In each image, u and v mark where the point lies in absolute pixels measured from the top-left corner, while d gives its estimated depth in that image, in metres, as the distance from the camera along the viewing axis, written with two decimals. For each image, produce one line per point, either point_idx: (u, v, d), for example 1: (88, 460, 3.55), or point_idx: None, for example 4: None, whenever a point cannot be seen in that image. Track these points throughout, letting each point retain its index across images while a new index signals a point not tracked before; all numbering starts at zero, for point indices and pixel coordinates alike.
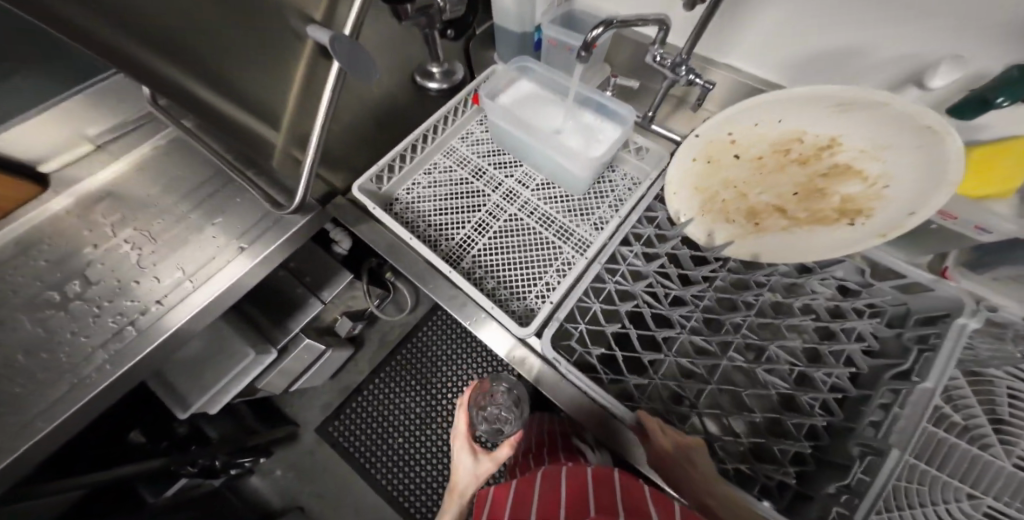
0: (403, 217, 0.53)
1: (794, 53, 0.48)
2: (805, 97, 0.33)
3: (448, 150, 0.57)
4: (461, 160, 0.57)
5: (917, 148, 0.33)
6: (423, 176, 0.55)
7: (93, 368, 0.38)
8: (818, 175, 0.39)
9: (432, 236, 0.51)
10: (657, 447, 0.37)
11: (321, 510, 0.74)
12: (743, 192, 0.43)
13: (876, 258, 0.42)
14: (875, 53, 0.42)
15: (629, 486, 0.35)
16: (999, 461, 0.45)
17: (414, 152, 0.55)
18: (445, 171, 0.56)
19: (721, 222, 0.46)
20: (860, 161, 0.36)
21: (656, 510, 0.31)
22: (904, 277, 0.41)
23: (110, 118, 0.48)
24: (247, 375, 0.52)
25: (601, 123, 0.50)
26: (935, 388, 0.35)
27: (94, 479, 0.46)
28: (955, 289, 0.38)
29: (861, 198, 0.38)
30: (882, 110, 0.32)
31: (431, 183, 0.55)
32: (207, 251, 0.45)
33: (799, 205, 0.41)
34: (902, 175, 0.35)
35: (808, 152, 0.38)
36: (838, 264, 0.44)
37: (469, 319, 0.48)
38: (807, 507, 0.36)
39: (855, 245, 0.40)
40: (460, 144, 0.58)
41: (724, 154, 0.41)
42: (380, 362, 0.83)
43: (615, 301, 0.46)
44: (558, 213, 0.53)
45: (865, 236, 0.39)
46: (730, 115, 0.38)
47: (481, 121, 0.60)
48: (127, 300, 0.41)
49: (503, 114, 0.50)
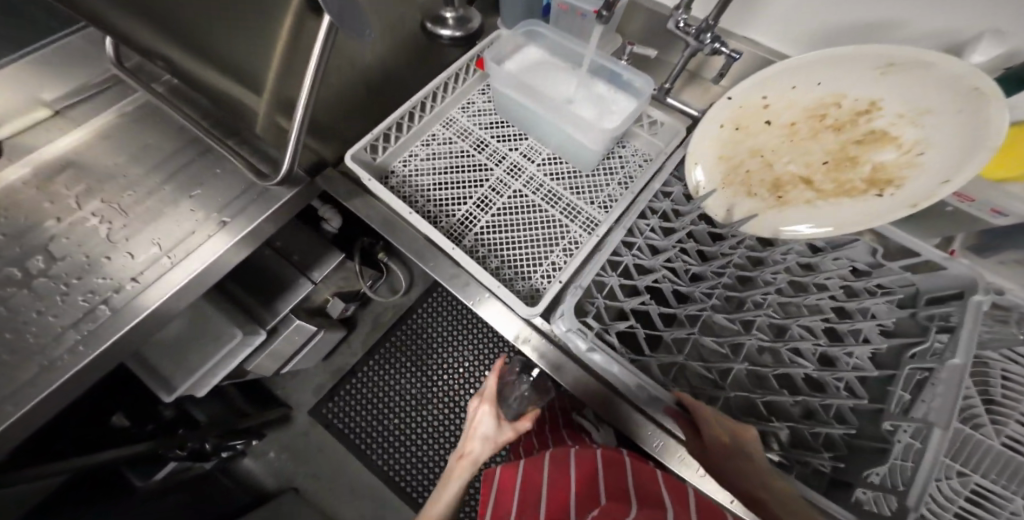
0: (402, 192, 0.49)
1: (818, 35, 0.45)
2: (848, 54, 0.31)
3: (446, 121, 0.53)
4: (461, 132, 0.53)
5: (961, 112, 0.29)
6: (421, 147, 0.51)
7: (65, 349, 0.36)
8: (850, 143, 0.35)
9: (431, 211, 0.48)
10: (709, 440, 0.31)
11: (316, 490, 0.75)
12: (769, 161, 0.39)
13: (886, 235, 0.38)
14: (911, 27, 0.39)
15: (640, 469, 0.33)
16: (989, 440, 0.40)
17: (411, 121, 0.51)
18: (445, 142, 0.52)
19: (742, 195, 0.40)
20: (897, 126, 0.33)
21: (669, 496, 0.29)
22: (917, 255, 0.37)
23: (64, 84, 0.48)
24: (235, 356, 0.52)
25: (615, 94, 0.45)
26: (966, 365, 0.29)
27: (75, 465, 0.46)
28: (969, 266, 0.33)
29: (893, 167, 0.34)
30: (929, 71, 0.29)
31: (430, 155, 0.51)
32: (185, 225, 0.43)
33: (827, 176, 0.37)
34: (941, 141, 0.31)
35: (844, 118, 0.34)
36: (851, 244, 0.39)
37: (471, 299, 0.46)
38: (846, 495, 0.31)
39: (883, 217, 0.35)
40: (460, 113, 0.54)
41: (754, 121, 0.38)
42: (374, 343, 0.82)
43: (633, 275, 0.39)
44: (565, 189, 0.49)
45: (892, 208, 0.35)
46: (769, 73, 0.34)
47: (484, 90, 0.56)
48: (98, 278, 0.40)
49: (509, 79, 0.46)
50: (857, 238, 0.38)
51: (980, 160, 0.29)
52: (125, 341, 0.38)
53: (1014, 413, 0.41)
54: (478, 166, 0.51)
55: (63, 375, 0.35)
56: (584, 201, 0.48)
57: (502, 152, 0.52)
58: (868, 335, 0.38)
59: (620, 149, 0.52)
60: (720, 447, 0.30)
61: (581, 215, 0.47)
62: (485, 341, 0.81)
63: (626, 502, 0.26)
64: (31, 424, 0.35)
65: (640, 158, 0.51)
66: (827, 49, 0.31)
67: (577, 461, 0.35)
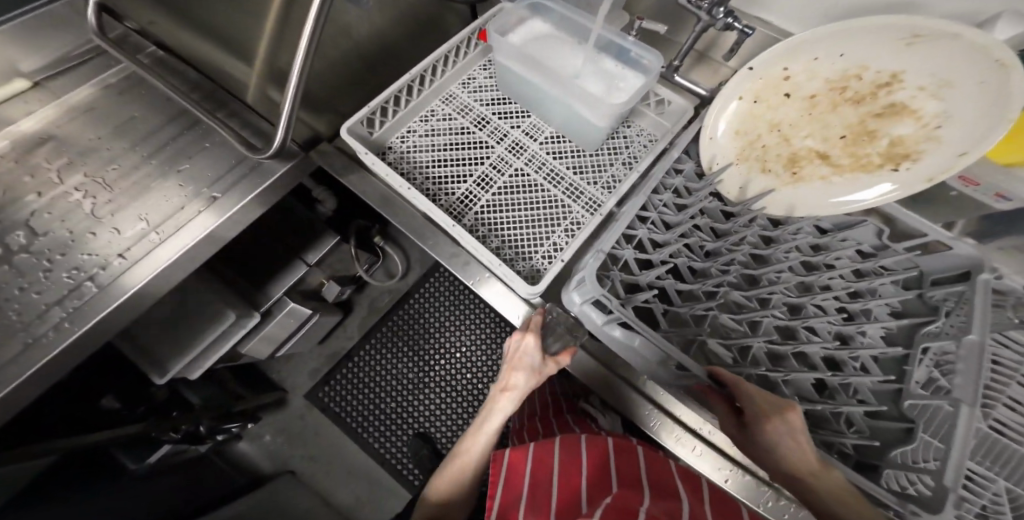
0: (398, 167, 0.47)
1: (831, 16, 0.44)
2: (874, 22, 0.29)
3: (447, 97, 0.52)
4: (461, 109, 0.51)
5: (983, 86, 0.29)
6: (419, 123, 0.50)
7: (50, 327, 0.35)
8: (869, 116, 0.34)
9: (428, 188, 0.46)
10: (751, 419, 0.30)
11: (312, 473, 0.75)
12: (786, 136, 0.38)
13: (892, 215, 0.37)
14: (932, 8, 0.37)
15: (651, 458, 0.34)
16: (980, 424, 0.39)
17: (410, 96, 0.49)
18: (444, 119, 0.50)
19: (757, 171, 0.40)
20: (918, 100, 0.32)
21: (682, 487, 0.30)
22: (924, 235, 0.36)
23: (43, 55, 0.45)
24: (227, 339, 0.50)
25: (622, 71, 0.43)
26: (982, 341, 0.30)
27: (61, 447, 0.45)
28: (973, 247, 0.33)
29: (911, 141, 0.34)
30: (956, 42, 0.28)
31: (430, 131, 0.49)
32: (173, 202, 0.42)
33: (844, 151, 0.37)
34: (961, 116, 0.31)
35: (865, 91, 0.33)
36: (858, 224, 0.38)
37: (472, 279, 0.46)
38: (875, 476, 0.31)
39: (902, 193, 0.35)
40: (461, 88, 0.52)
41: (772, 93, 0.37)
42: (371, 328, 0.81)
43: (648, 250, 0.38)
44: (567, 169, 0.48)
45: (906, 185, 0.35)
46: (790, 44, 0.33)
47: (485, 66, 0.54)
48: (82, 255, 0.38)
49: (515, 53, 0.44)
50: (866, 218, 0.37)
51: (999, 135, 0.28)
52: (112, 320, 0.37)
53: (1002, 397, 0.40)
54: (479, 143, 0.49)
55: (49, 354, 0.34)
56: (586, 180, 0.47)
57: (504, 130, 0.50)
58: (878, 315, 0.38)
59: (626, 129, 0.51)
60: (755, 424, 0.30)
61: (584, 195, 0.46)
62: (485, 326, 0.80)
63: (640, 491, 0.27)
64: (16, 404, 0.33)
65: (646, 138, 0.50)
66: (848, 20, 0.30)
67: (586, 443, 0.35)
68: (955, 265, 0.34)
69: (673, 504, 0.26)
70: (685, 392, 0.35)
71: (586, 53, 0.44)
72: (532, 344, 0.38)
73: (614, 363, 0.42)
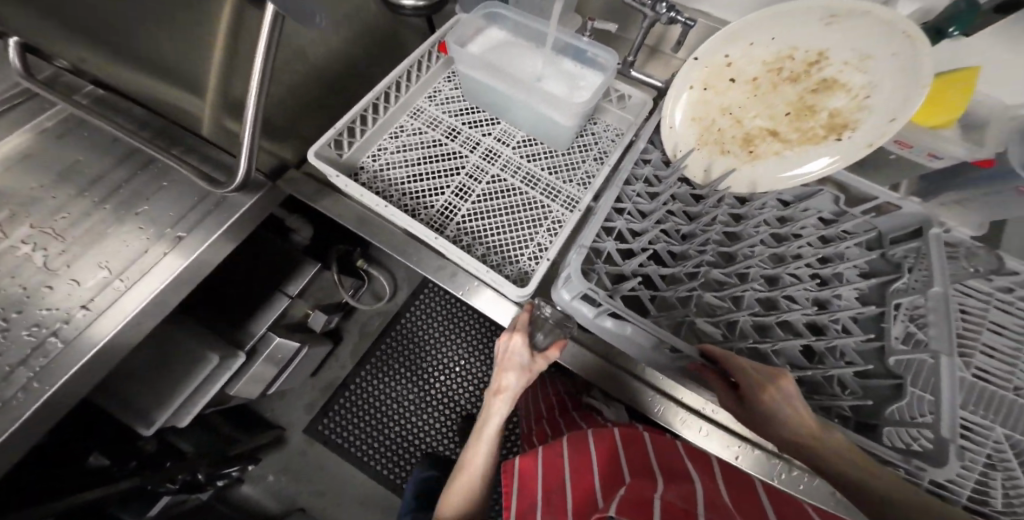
0: (372, 186, 0.47)
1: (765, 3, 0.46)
2: (798, 7, 0.32)
3: (412, 114, 0.52)
4: (430, 123, 0.52)
5: (900, 56, 0.31)
6: (389, 140, 0.49)
7: (16, 389, 0.33)
8: (807, 93, 0.37)
9: (406, 203, 0.46)
10: (748, 390, 0.32)
11: (320, 508, 0.72)
12: (737, 118, 0.40)
13: (845, 181, 0.40)
14: None
15: (659, 444, 0.35)
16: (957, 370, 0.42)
17: (376, 114, 0.49)
18: (414, 133, 0.50)
19: (717, 154, 0.42)
20: (846, 74, 0.34)
21: (691, 469, 0.31)
22: (874, 198, 0.39)
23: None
24: (212, 383, 0.48)
25: (581, 71, 0.45)
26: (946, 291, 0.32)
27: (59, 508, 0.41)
28: (920, 205, 0.36)
29: (847, 112, 0.36)
30: (872, 18, 0.30)
31: (401, 148, 0.49)
32: (134, 245, 0.40)
33: (791, 127, 0.39)
34: (886, 84, 0.33)
35: (799, 69, 0.36)
36: (814, 194, 0.40)
37: (462, 289, 0.46)
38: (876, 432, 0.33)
39: (846, 160, 0.38)
40: (428, 102, 0.53)
41: (719, 80, 0.39)
42: (364, 353, 0.79)
43: (629, 240, 0.39)
44: (542, 170, 0.49)
45: (851, 151, 0.37)
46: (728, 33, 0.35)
47: (449, 78, 0.54)
48: (40, 309, 0.36)
49: (474, 62, 0.45)
50: (821, 188, 0.40)
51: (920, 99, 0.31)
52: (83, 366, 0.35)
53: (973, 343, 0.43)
54: (453, 154, 0.50)
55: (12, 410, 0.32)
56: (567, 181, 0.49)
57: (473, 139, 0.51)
58: (848, 277, 0.40)
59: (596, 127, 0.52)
60: (752, 395, 0.31)
61: (562, 194, 0.47)
62: (479, 336, 0.80)
63: (652, 480, 0.27)
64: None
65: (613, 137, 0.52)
66: (773, 6, 0.32)
67: (594, 440, 0.36)
68: (908, 222, 0.37)
69: (686, 487, 0.27)
70: (683, 373, 0.36)
71: (544, 56, 0.45)
72: (520, 345, 0.39)
73: (611, 354, 0.42)
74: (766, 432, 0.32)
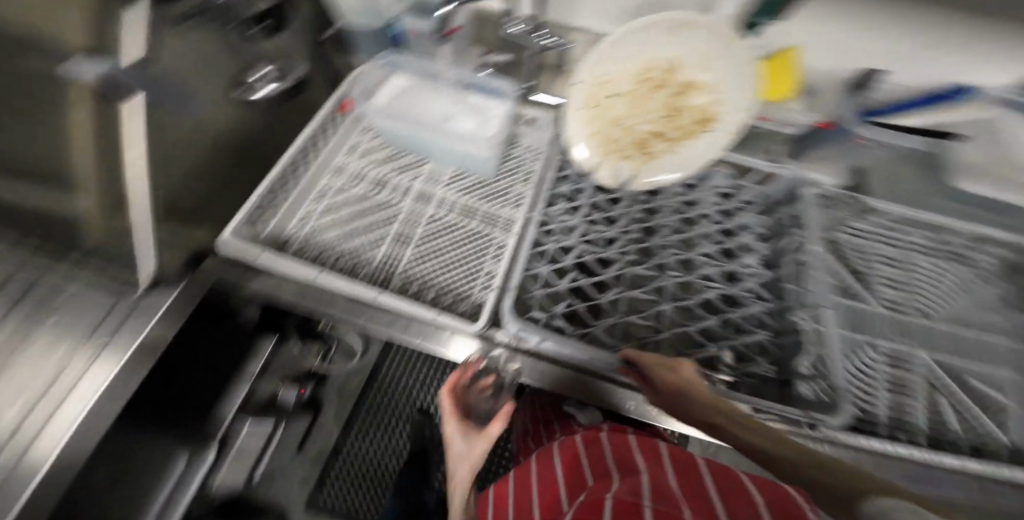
0: (303, 251, 0.46)
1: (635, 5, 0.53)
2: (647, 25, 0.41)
3: (336, 173, 0.52)
4: (353, 180, 0.52)
5: (728, 58, 0.42)
6: (317, 203, 0.49)
7: None
8: (672, 96, 0.46)
9: (345, 263, 0.46)
10: (659, 383, 0.36)
11: None
12: (626, 127, 0.47)
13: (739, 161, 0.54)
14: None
15: (613, 439, 0.36)
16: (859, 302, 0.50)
17: (296, 182, 0.50)
18: (343, 192, 0.51)
19: (619, 160, 0.48)
20: (695, 74, 0.44)
21: (640, 456, 0.32)
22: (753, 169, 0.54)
23: None
24: None
25: (487, 101, 0.53)
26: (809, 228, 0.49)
27: None
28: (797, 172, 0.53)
29: (706, 108, 0.46)
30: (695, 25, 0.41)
31: (326, 207, 0.49)
32: (51, 363, 0.37)
33: (670, 127, 0.47)
34: (724, 80, 0.44)
35: (661, 77, 0.44)
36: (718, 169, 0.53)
37: (419, 337, 0.42)
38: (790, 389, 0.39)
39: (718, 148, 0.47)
40: (347, 156, 0.53)
41: (604, 96, 0.45)
42: (349, 416, 0.81)
43: (559, 258, 0.47)
44: (476, 202, 0.50)
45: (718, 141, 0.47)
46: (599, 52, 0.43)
47: (365, 129, 0.56)
48: None
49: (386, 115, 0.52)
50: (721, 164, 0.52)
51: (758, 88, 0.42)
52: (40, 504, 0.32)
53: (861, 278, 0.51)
54: (382, 203, 0.50)
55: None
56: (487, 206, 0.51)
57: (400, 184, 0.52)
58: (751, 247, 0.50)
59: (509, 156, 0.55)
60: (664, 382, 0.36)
61: (494, 221, 0.49)
62: None
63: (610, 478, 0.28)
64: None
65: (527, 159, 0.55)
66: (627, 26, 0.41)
67: (560, 450, 0.38)
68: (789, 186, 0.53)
69: (638, 478, 0.27)
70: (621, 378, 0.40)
71: (450, 97, 0.54)
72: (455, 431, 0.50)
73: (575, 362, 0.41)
74: (682, 416, 0.34)
